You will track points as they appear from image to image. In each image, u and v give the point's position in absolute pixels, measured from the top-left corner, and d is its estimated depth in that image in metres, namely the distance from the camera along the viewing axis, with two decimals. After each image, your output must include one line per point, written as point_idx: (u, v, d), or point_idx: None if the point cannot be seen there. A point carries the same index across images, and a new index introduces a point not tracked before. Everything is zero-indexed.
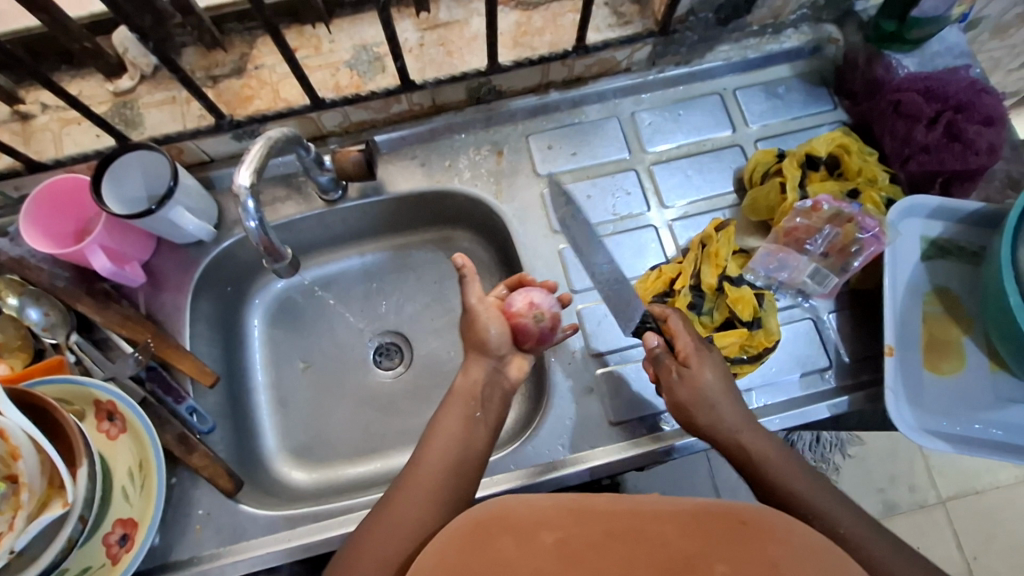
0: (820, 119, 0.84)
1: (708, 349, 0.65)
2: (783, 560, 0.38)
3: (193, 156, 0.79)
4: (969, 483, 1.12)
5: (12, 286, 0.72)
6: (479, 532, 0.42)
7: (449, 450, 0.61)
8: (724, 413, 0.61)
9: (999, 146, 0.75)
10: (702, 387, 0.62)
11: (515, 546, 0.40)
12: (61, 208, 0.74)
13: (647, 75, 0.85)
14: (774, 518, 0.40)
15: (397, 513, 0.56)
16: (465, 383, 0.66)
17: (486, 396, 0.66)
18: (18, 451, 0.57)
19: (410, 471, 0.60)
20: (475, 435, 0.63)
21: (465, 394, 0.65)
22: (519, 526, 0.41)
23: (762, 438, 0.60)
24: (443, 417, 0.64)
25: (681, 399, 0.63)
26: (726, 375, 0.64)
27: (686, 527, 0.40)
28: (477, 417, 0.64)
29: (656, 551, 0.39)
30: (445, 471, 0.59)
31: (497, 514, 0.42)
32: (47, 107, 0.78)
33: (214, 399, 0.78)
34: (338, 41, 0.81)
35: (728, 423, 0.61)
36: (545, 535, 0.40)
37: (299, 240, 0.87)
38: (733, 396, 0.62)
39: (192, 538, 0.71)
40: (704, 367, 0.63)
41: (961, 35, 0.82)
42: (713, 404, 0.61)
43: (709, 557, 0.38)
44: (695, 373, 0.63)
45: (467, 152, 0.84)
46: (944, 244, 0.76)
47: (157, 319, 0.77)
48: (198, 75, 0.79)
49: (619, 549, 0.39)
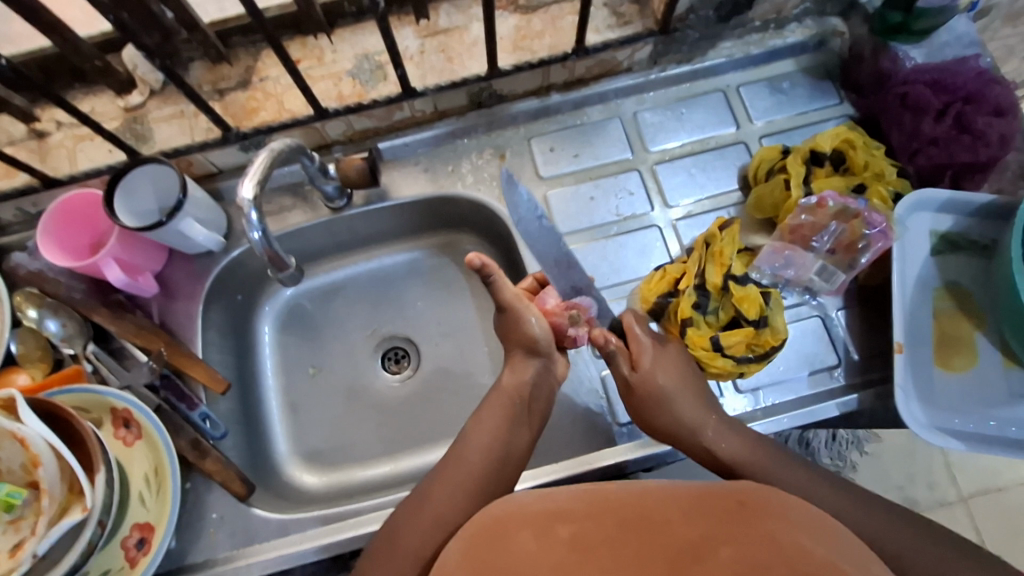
0: (827, 114, 0.83)
1: (660, 349, 0.70)
2: (782, 533, 0.38)
3: (203, 168, 0.81)
4: (991, 480, 1.10)
5: (31, 299, 0.75)
6: (496, 527, 0.43)
7: (494, 449, 0.62)
8: (682, 414, 0.65)
9: (1010, 136, 0.73)
10: (655, 388, 0.66)
11: (533, 540, 0.41)
12: (76, 222, 0.76)
13: (649, 74, 0.84)
14: (773, 498, 0.40)
15: (434, 510, 0.58)
16: (513, 380, 0.67)
17: (533, 395, 0.67)
18: (37, 459, 0.59)
19: (451, 467, 0.61)
20: (518, 437, 0.64)
21: (510, 392, 0.66)
22: (534, 520, 0.42)
23: (727, 436, 0.63)
24: (484, 412, 0.65)
25: (640, 406, 0.67)
26: (680, 372, 0.68)
27: (688, 512, 0.40)
28: (520, 416, 0.65)
29: (663, 539, 0.39)
30: (485, 469, 0.61)
31: (513, 511, 0.44)
32: (62, 124, 0.81)
33: (226, 405, 0.80)
34: (340, 51, 0.82)
35: (693, 425, 0.64)
36: (559, 530, 0.41)
37: (305, 248, 0.89)
38: (691, 395, 0.66)
39: (206, 541, 0.73)
40: (657, 366, 0.68)
41: (970, 24, 0.80)
42: (669, 405, 0.65)
43: (712, 541, 0.38)
44: (646, 375, 0.67)
45: (470, 156, 0.85)
46: (954, 238, 0.75)
47: (170, 327, 0.79)
48: (205, 89, 0.81)
49: (629, 539, 0.40)
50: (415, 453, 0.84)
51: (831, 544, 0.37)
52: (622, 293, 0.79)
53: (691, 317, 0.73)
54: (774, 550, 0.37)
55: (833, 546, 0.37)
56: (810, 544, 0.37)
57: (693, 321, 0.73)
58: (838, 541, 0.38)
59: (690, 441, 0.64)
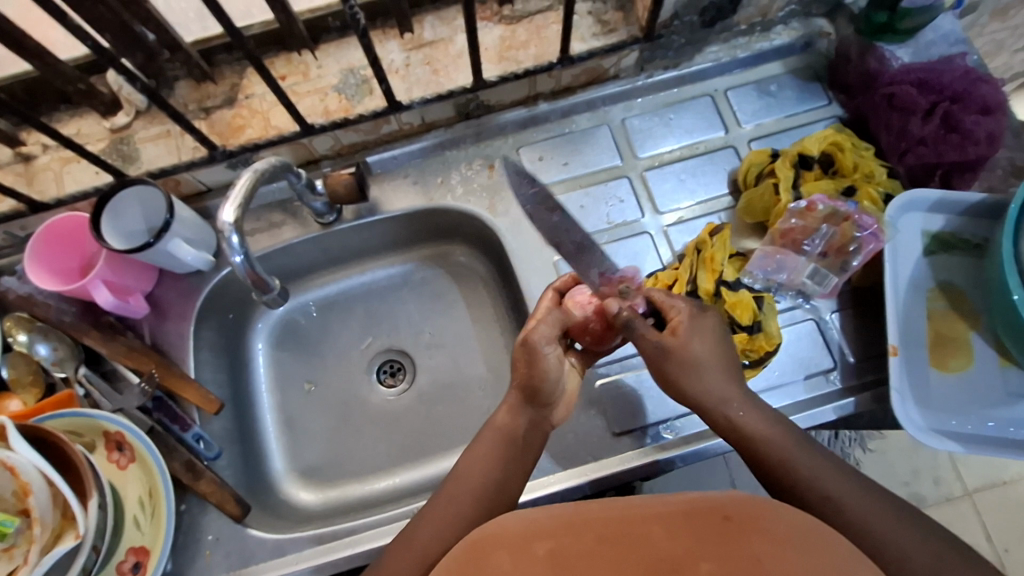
0: (815, 115, 0.83)
1: (699, 315, 0.64)
2: (767, 558, 0.37)
3: (191, 187, 0.81)
4: (996, 475, 1.10)
5: (23, 324, 0.74)
6: (474, 551, 0.41)
7: (486, 485, 0.61)
8: (711, 383, 0.60)
9: (999, 135, 0.73)
10: (690, 354, 0.61)
11: (511, 562, 0.39)
12: (65, 245, 0.76)
13: (636, 81, 0.84)
14: (760, 510, 0.39)
15: (420, 540, 0.57)
16: (506, 420, 0.65)
17: (529, 439, 0.64)
18: (28, 487, 0.59)
19: (441, 501, 0.60)
20: (512, 474, 0.63)
21: (504, 431, 0.64)
22: (512, 541, 0.41)
23: (755, 414, 0.60)
24: (473, 448, 0.64)
25: (667, 371, 0.61)
26: (716, 340, 0.62)
27: (672, 529, 0.39)
28: (514, 457, 0.63)
29: (643, 556, 0.38)
30: (476, 503, 0.60)
31: (492, 532, 0.42)
32: (47, 147, 0.80)
33: (220, 425, 0.80)
34: (325, 66, 0.82)
35: (722, 397, 0.60)
36: (536, 548, 0.40)
37: (298, 263, 0.88)
38: (722, 366, 0.61)
39: (203, 563, 0.72)
40: (695, 335, 0.62)
41: (956, 22, 0.80)
42: (701, 371, 0.60)
43: (696, 558, 0.37)
44: (683, 342, 0.61)
45: (459, 168, 0.84)
46: (946, 237, 0.74)
47: (161, 348, 0.79)
48: (191, 108, 0.80)
49: (608, 559, 0.38)
50: (412, 468, 0.83)
51: (817, 558, 0.37)
52: None
53: None
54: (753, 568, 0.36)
55: (818, 560, 0.37)
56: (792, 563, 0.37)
57: None
58: (823, 557, 0.37)
59: (723, 416, 0.60)
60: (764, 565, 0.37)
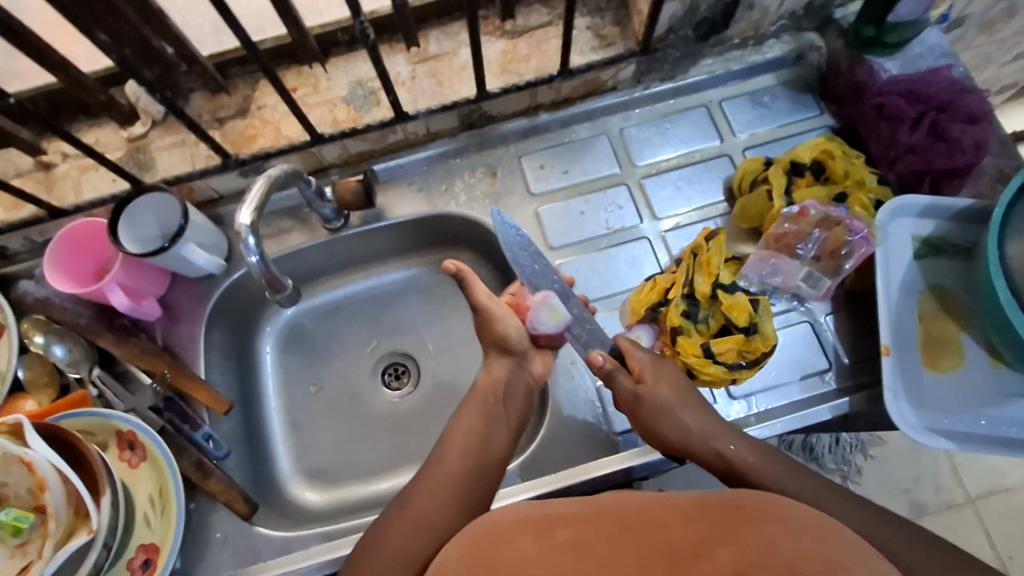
0: (808, 125, 0.86)
1: (659, 365, 0.71)
2: (779, 537, 0.38)
3: (203, 194, 0.84)
4: (997, 482, 1.10)
5: (38, 325, 0.77)
6: (498, 531, 0.43)
7: (472, 448, 0.64)
8: (688, 421, 0.65)
9: (984, 144, 0.76)
10: (661, 400, 0.67)
11: (535, 543, 0.41)
12: (83, 250, 0.78)
13: (633, 92, 0.87)
14: (764, 499, 0.41)
15: (420, 510, 0.59)
16: (488, 380, 0.71)
17: (507, 394, 0.71)
18: (44, 483, 0.60)
19: (435, 470, 0.63)
20: (495, 438, 0.67)
21: (485, 392, 0.70)
22: (535, 524, 0.42)
23: (747, 451, 0.63)
24: (462, 414, 0.68)
25: (645, 419, 0.67)
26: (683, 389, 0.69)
27: (687, 515, 0.41)
28: (495, 412, 0.69)
29: (660, 540, 0.40)
30: (467, 472, 0.62)
31: (516, 517, 0.43)
32: (67, 156, 0.84)
33: (229, 425, 0.82)
34: (334, 79, 0.85)
35: (700, 433, 0.65)
36: (559, 532, 0.41)
37: (305, 268, 0.91)
38: (695, 406, 0.67)
39: (211, 561, 0.74)
40: (659, 381, 0.69)
41: (942, 36, 0.83)
42: (676, 415, 0.66)
43: (711, 543, 0.38)
44: (650, 386, 0.68)
45: (463, 175, 0.87)
46: (937, 242, 0.76)
47: (173, 350, 0.81)
48: (205, 118, 0.83)
49: (627, 540, 0.40)
50: (414, 469, 0.85)
51: (826, 542, 0.38)
52: (614, 304, 0.81)
53: (681, 325, 0.75)
54: (769, 551, 0.37)
55: (823, 543, 0.38)
56: (802, 542, 0.38)
57: (683, 329, 0.75)
58: (837, 543, 0.38)
59: (705, 446, 0.64)
60: (777, 544, 0.38)
